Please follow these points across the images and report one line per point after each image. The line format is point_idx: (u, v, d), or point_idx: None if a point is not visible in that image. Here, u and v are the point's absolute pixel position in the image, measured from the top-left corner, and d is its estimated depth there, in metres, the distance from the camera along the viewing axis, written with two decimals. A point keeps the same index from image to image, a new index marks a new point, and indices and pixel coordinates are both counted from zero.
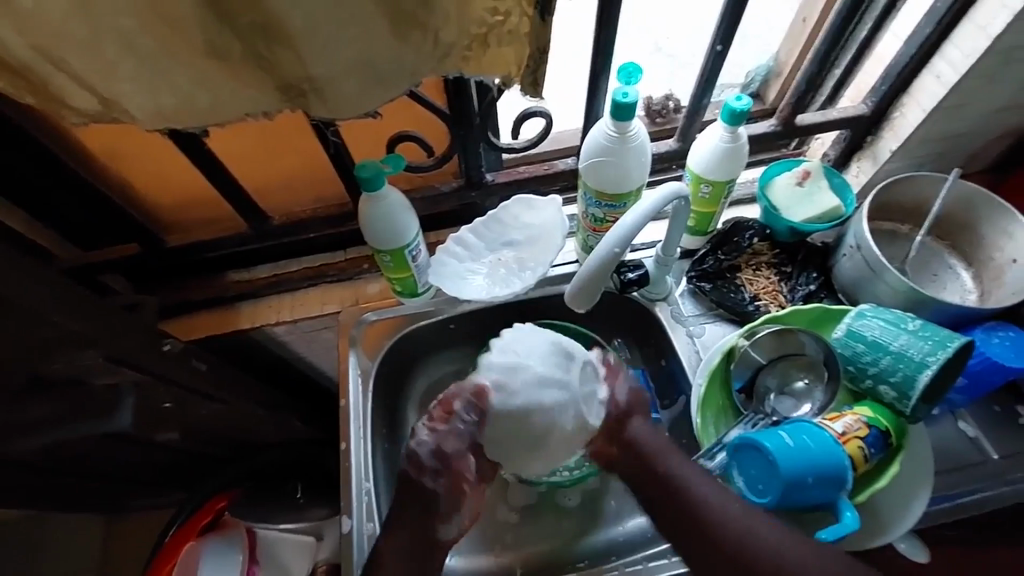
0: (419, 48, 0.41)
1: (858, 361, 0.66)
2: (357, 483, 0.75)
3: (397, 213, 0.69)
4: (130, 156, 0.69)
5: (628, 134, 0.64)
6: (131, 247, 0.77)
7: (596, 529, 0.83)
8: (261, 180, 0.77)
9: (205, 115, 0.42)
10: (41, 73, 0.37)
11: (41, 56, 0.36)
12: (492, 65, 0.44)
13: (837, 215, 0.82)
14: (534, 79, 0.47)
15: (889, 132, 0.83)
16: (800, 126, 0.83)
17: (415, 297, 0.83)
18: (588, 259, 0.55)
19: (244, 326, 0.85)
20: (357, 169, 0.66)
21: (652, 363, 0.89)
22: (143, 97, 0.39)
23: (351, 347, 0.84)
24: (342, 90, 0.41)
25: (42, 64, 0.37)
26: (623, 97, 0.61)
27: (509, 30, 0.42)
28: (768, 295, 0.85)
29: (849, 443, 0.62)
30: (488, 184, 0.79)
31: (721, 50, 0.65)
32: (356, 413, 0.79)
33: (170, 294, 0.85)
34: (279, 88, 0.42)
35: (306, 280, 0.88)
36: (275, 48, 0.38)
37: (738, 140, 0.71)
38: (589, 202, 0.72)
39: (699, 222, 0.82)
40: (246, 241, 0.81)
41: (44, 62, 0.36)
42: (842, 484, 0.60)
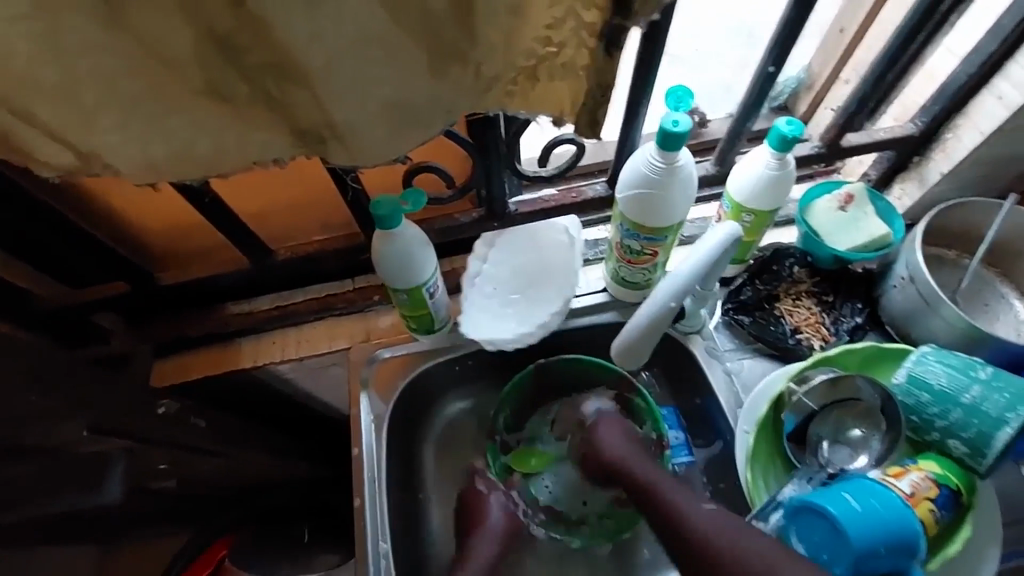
0: (457, 84, 0.34)
1: (922, 412, 0.61)
2: (373, 544, 0.69)
3: (416, 252, 0.63)
4: (119, 194, 0.63)
5: (675, 165, 0.58)
6: (120, 285, 0.71)
7: None
8: (262, 209, 0.71)
9: (207, 166, 0.36)
10: (3, 126, 0.31)
11: (3, 106, 0.29)
12: (541, 101, 0.38)
13: (885, 243, 0.75)
14: (590, 119, 0.40)
15: (940, 153, 0.77)
16: (846, 148, 0.78)
17: (430, 333, 0.77)
18: (638, 313, 0.51)
19: (247, 365, 0.79)
20: (372, 206, 0.59)
21: (685, 399, 0.83)
22: (131, 147, 0.33)
23: (363, 390, 0.77)
24: (367, 136, 0.34)
25: (5, 117, 0.30)
26: (673, 125, 0.55)
27: (562, 62, 0.35)
28: (810, 328, 0.79)
29: (919, 505, 0.57)
30: (511, 214, 0.74)
31: (773, 71, 0.59)
32: (370, 464, 0.73)
33: (161, 330, 0.77)
34: (293, 131, 0.35)
35: (312, 312, 0.81)
36: (290, 88, 0.31)
37: (786, 167, 0.65)
38: (624, 233, 0.66)
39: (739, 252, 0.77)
40: (247, 276, 0.74)
41: (5, 112, 0.30)
42: (914, 551, 0.54)
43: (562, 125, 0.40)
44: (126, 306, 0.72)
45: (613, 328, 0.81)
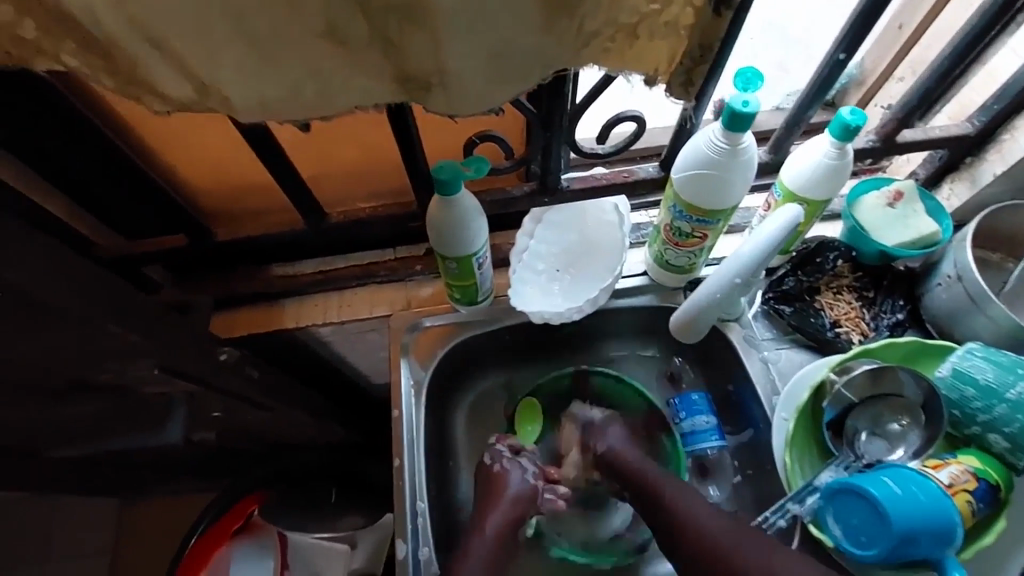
0: (560, 38, 0.35)
1: (964, 406, 0.62)
2: (411, 503, 0.71)
3: (473, 221, 0.64)
4: (183, 144, 0.63)
5: (739, 147, 0.58)
6: (178, 238, 0.72)
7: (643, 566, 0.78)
8: (317, 171, 0.72)
9: (311, 109, 0.36)
10: (130, 52, 0.32)
11: (136, 30, 0.30)
12: (637, 59, 0.38)
13: (933, 241, 0.75)
14: (686, 80, 0.41)
15: (995, 154, 0.76)
16: (901, 143, 0.77)
17: (472, 305, 0.78)
18: (699, 287, 0.52)
19: (289, 325, 0.80)
20: (434, 170, 0.60)
21: (717, 385, 0.84)
22: (244, 85, 0.34)
23: (402, 355, 0.79)
24: (470, 85, 0.35)
25: (137, 42, 0.31)
26: (742, 106, 0.55)
27: (666, 21, 0.36)
28: (849, 322, 0.79)
29: (957, 495, 0.57)
30: (564, 190, 0.74)
31: (842, 59, 0.59)
32: (409, 426, 0.75)
33: (210, 287, 0.79)
34: (397, 79, 0.36)
35: (355, 278, 0.82)
36: (406, 28, 0.32)
37: (845, 156, 0.65)
38: (676, 214, 0.67)
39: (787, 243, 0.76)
40: (295, 236, 0.75)
41: (139, 38, 0.31)
42: (951, 541, 0.55)
43: (654, 86, 0.41)
44: (179, 260, 0.74)
45: (651, 310, 0.82)
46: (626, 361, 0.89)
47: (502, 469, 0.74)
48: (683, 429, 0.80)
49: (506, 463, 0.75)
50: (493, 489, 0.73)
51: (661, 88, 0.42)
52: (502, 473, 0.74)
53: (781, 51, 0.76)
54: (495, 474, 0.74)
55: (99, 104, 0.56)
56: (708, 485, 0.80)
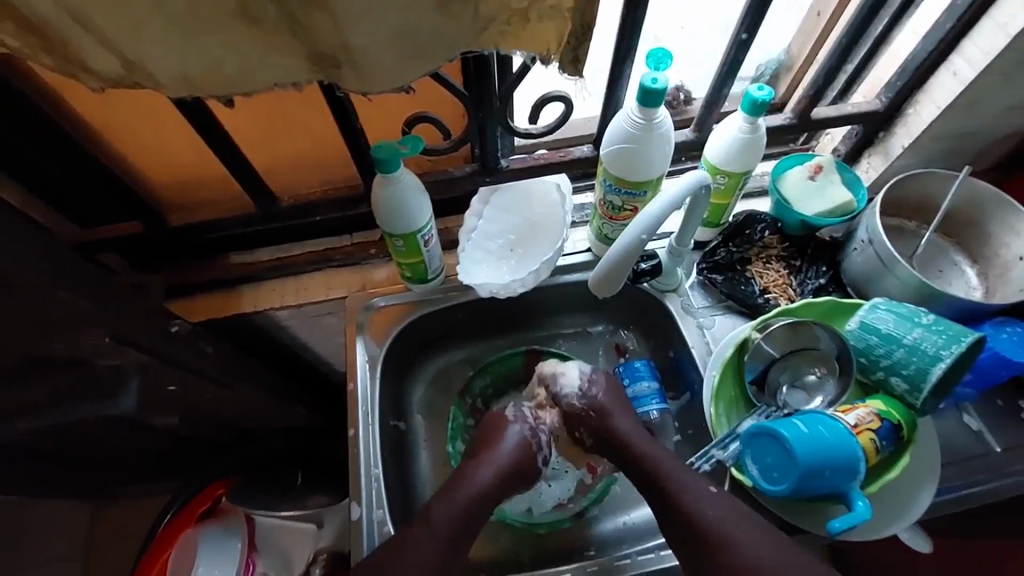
0: (457, 21, 0.39)
1: (869, 353, 0.67)
2: (365, 470, 0.74)
3: (414, 199, 0.68)
4: (131, 134, 0.66)
5: (654, 122, 0.64)
6: (130, 225, 0.74)
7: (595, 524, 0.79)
8: (267, 159, 0.74)
9: (234, 84, 0.40)
10: (61, 31, 0.35)
11: (63, 9, 0.34)
12: (533, 40, 0.42)
13: (849, 209, 0.81)
14: (574, 56, 0.45)
15: (902, 128, 0.83)
16: (815, 120, 0.84)
17: (423, 283, 0.82)
18: (613, 247, 0.57)
19: (247, 309, 0.83)
20: (372, 150, 0.64)
21: (660, 353, 0.89)
22: (167, 60, 0.37)
23: (358, 333, 0.82)
24: (377, 62, 0.39)
25: (65, 22, 0.35)
26: (652, 83, 0.60)
27: (551, 5, 0.40)
28: (777, 288, 0.85)
29: (861, 435, 0.63)
30: (503, 170, 0.78)
31: (746, 39, 0.65)
32: (363, 398, 0.78)
33: (171, 273, 0.82)
34: (312, 58, 0.40)
35: (311, 263, 0.85)
36: (310, 10, 0.36)
37: (757, 131, 0.70)
38: (607, 189, 0.72)
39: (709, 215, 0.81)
40: (250, 221, 0.79)
41: (66, 17, 0.34)
42: (855, 474, 0.61)
43: (549, 64, 0.45)
44: (136, 247, 0.76)
45: None
46: (576, 336, 0.94)
47: (512, 426, 0.72)
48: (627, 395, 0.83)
49: (524, 422, 0.73)
50: (491, 439, 0.72)
51: (555, 65, 0.46)
52: (506, 423, 0.73)
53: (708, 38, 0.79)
54: (497, 425, 0.73)
55: (46, 94, 0.59)
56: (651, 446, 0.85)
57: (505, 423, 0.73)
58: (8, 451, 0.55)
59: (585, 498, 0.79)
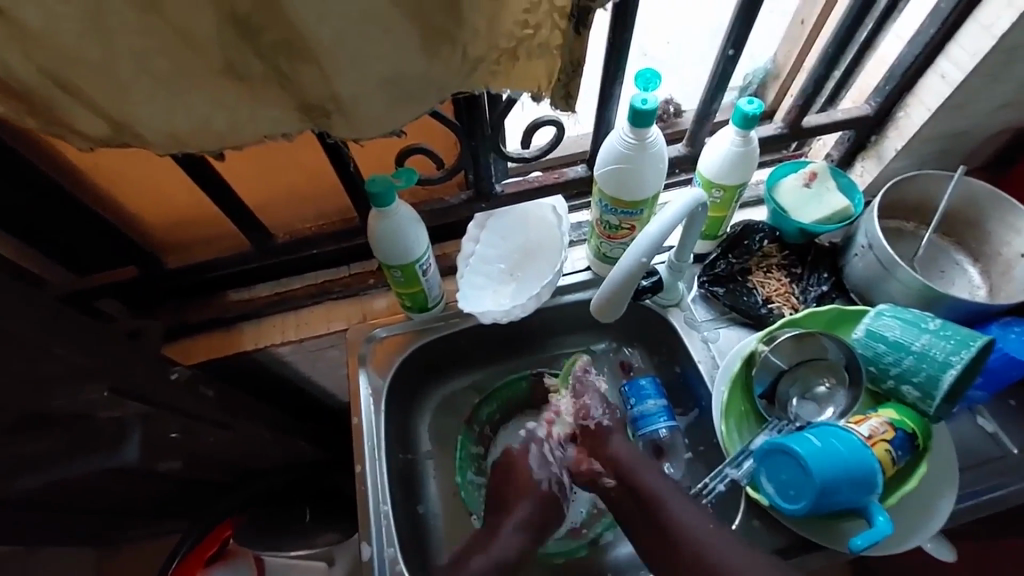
0: (447, 63, 0.39)
1: (879, 362, 0.66)
2: (374, 506, 0.73)
3: (411, 230, 0.68)
4: (126, 180, 0.66)
5: (646, 142, 0.63)
6: (128, 270, 0.74)
7: (608, 552, 0.78)
8: (261, 195, 0.74)
9: (223, 138, 0.40)
10: (49, 98, 0.35)
11: (49, 78, 0.33)
12: (521, 77, 0.42)
13: (846, 215, 0.81)
14: (565, 92, 0.45)
15: (894, 132, 0.83)
16: (806, 128, 0.84)
17: (423, 311, 0.81)
18: (614, 270, 0.56)
19: (249, 347, 0.82)
20: (367, 184, 0.64)
21: (666, 369, 0.89)
22: (157, 121, 0.37)
23: (360, 365, 0.81)
24: (367, 110, 0.39)
25: (52, 90, 0.34)
26: (642, 103, 0.60)
27: (539, 43, 0.40)
28: (780, 297, 0.84)
29: (875, 446, 0.62)
30: (497, 195, 0.77)
31: (733, 54, 0.65)
32: (369, 433, 0.77)
33: (170, 316, 0.82)
34: (301, 108, 0.39)
35: (310, 297, 0.85)
36: (298, 64, 0.36)
37: (749, 144, 0.70)
38: (603, 209, 0.71)
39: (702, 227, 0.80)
40: (246, 260, 0.78)
41: (52, 85, 0.34)
42: (872, 487, 0.60)
43: (541, 99, 0.44)
44: (133, 292, 0.76)
45: None
46: (581, 355, 0.93)
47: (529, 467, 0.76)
48: (634, 415, 0.82)
49: (548, 477, 0.76)
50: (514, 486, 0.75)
51: (546, 102, 0.46)
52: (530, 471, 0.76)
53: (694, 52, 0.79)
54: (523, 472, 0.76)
55: (37, 147, 0.58)
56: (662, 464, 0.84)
57: (529, 471, 0.76)
58: (10, 511, 0.54)
59: (599, 523, 0.78)
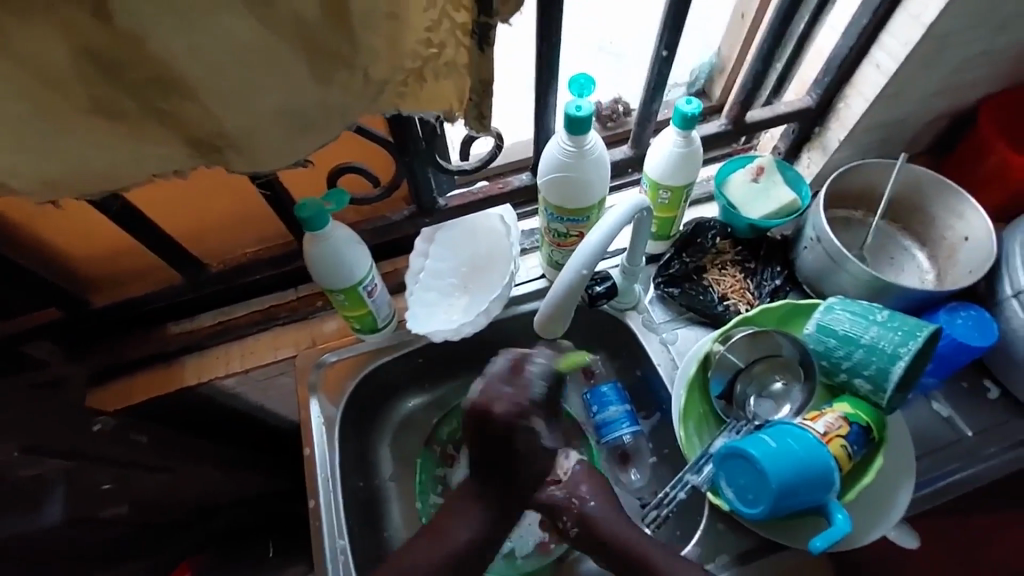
0: (347, 88, 0.36)
1: (830, 356, 0.66)
2: (330, 541, 0.70)
3: (349, 251, 0.65)
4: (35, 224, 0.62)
5: (585, 148, 0.62)
6: (51, 312, 0.70)
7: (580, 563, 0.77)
8: (190, 224, 0.70)
9: (107, 180, 0.36)
10: None
11: None
12: (433, 100, 0.40)
13: (794, 209, 0.81)
14: (478, 113, 0.42)
15: (836, 123, 0.83)
16: (750, 123, 0.84)
17: (374, 332, 0.78)
18: (556, 283, 0.54)
19: (190, 382, 0.78)
20: (296, 208, 0.60)
21: (627, 373, 0.88)
22: (25, 167, 0.33)
23: (310, 392, 0.78)
24: (265, 140, 0.37)
25: None
26: (577, 110, 0.58)
27: (445, 62, 0.38)
28: (735, 294, 0.84)
29: (832, 442, 0.61)
30: (442, 209, 0.75)
31: (667, 55, 0.64)
32: (321, 463, 0.74)
33: (103, 356, 0.77)
34: (190, 143, 0.36)
35: (254, 325, 0.81)
36: (177, 99, 0.33)
37: (692, 144, 0.69)
38: (549, 217, 0.70)
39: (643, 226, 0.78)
40: (182, 292, 0.74)
41: None
42: (829, 485, 0.60)
43: (455, 120, 0.42)
44: (60, 332, 0.71)
45: None
46: None
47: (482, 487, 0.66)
48: (598, 422, 0.82)
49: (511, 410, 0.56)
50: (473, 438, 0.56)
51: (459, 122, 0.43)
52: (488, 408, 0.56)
53: (636, 48, 0.78)
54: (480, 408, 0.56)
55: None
56: (629, 470, 0.83)
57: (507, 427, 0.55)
58: None
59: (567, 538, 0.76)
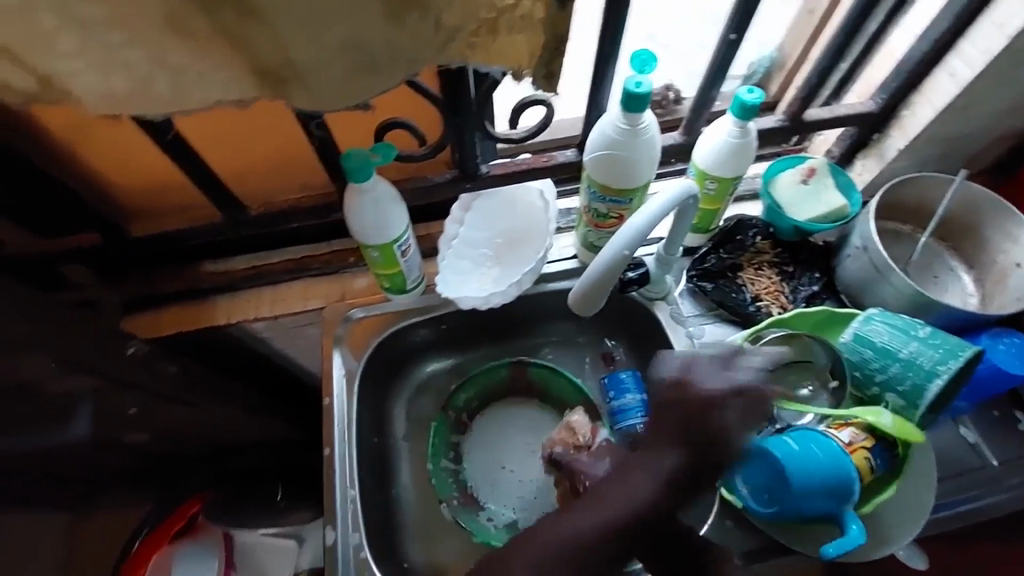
0: (416, 32, 0.35)
1: (864, 367, 0.65)
2: (342, 491, 0.71)
3: (388, 208, 0.65)
4: (84, 145, 0.62)
5: (638, 127, 0.60)
6: (90, 235, 0.71)
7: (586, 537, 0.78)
8: (233, 164, 0.71)
9: (168, 102, 0.36)
10: None
11: None
12: (506, 54, 0.40)
13: (843, 215, 0.79)
14: (546, 71, 0.43)
15: (897, 131, 0.80)
16: (807, 122, 0.81)
17: (403, 293, 0.79)
18: (594, 261, 0.53)
19: (220, 321, 0.80)
20: (343, 158, 0.60)
21: (649, 363, 0.87)
22: (92, 78, 0.34)
23: (334, 345, 0.79)
24: (329, 78, 0.36)
25: None
26: (636, 86, 0.57)
27: (521, 15, 0.38)
28: (769, 295, 0.82)
29: (855, 453, 0.60)
30: (483, 176, 0.74)
31: (734, 39, 0.62)
32: (340, 414, 0.75)
33: (138, 286, 0.78)
34: (255, 73, 0.36)
35: (286, 273, 0.82)
36: (247, 22, 0.32)
37: (747, 135, 0.67)
38: (592, 196, 0.69)
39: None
40: (221, 232, 0.75)
41: None
42: (846, 496, 0.59)
43: (521, 78, 0.43)
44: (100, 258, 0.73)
45: None
46: (565, 345, 0.92)
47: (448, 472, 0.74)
48: (613, 408, 0.82)
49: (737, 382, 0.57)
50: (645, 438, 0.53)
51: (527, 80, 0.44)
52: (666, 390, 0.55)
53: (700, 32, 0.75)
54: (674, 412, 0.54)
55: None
56: None
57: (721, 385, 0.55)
58: None
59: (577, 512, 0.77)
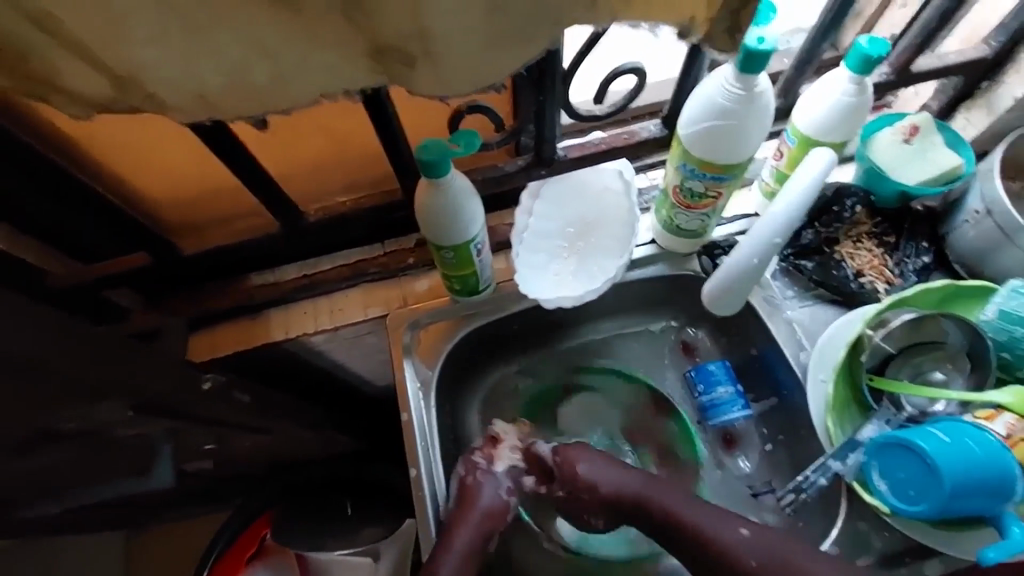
0: None
1: (1015, 347, 0.60)
2: (433, 513, 0.66)
3: (468, 205, 0.58)
4: (121, 154, 0.56)
5: (753, 92, 0.53)
6: (139, 257, 0.65)
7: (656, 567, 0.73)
8: (285, 166, 0.64)
9: (263, 95, 0.32)
10: (32, 48, 0.28)
11: (38, 25, 0.27)
12: (667, 11, 0.34)
13: (956, 175, 0.70)
14: (730, 24, 0.37)
15: (1014, 75, 0.70)
16: (916, 74, 0.72)
17: (472, 295, 0.73)
18: (741, 246, 0.55)
19: (277, 337, 0.73)
20: (418, 150, 0.54)
21: (738, 351, 0.79)
22: (177, 73, 0.30)
23: (405, 355, 0.72)
24: (462, 53, 0.32)
25: (41, 39, 0.28)
26: (757, 44, 0.49)
27: None
28: (873, 270, 0.74)
29: (1016, 447, 0.54)
30: (559, 160, 0.67)
31: None
32: (421, 431, 0.69)
33: (187, 306, 0.72)
34: (374, 51, 0.32)
35: (342, 280, 0.74)
36: None
37: (864, 92, 0.59)
38: (687, 173, 0.61)
39: (773, 185, 0.71)
40: (275, 241, 0.68)
41: (41, 32, 0.27)
42: (1010, 495, 0.52)
43: (689, 36, 0.37)
44: (148, 280, 0.67)
45: (662, 280, 0.77)
46: (639, 336, 0.84)
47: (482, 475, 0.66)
48: (703, 403, 0.76)
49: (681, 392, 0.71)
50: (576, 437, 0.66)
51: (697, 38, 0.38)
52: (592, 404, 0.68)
53: None
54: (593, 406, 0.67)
55: (10, 107, 0.48)
56: (735, 455, 0.78)
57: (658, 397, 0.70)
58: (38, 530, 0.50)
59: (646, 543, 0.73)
